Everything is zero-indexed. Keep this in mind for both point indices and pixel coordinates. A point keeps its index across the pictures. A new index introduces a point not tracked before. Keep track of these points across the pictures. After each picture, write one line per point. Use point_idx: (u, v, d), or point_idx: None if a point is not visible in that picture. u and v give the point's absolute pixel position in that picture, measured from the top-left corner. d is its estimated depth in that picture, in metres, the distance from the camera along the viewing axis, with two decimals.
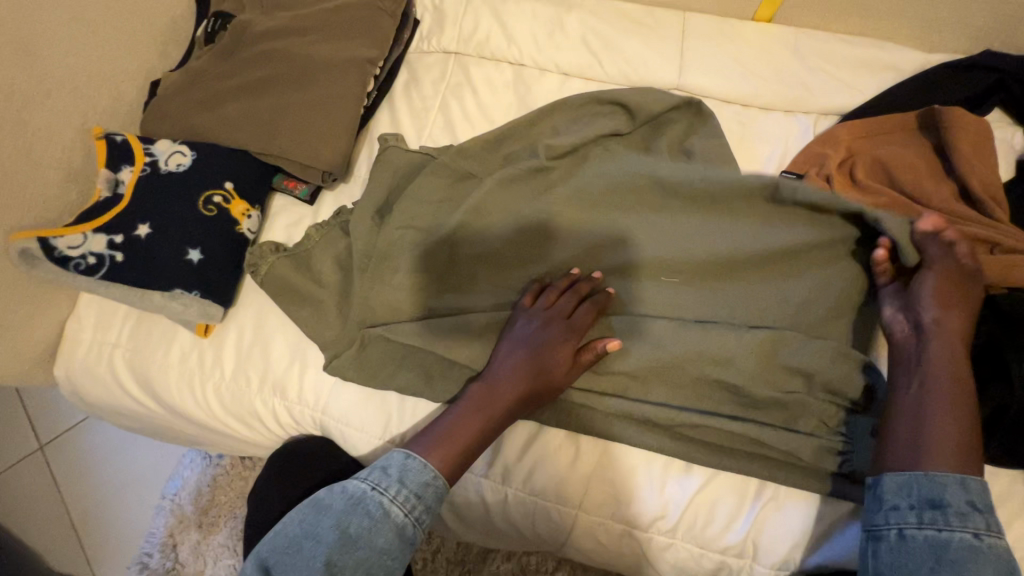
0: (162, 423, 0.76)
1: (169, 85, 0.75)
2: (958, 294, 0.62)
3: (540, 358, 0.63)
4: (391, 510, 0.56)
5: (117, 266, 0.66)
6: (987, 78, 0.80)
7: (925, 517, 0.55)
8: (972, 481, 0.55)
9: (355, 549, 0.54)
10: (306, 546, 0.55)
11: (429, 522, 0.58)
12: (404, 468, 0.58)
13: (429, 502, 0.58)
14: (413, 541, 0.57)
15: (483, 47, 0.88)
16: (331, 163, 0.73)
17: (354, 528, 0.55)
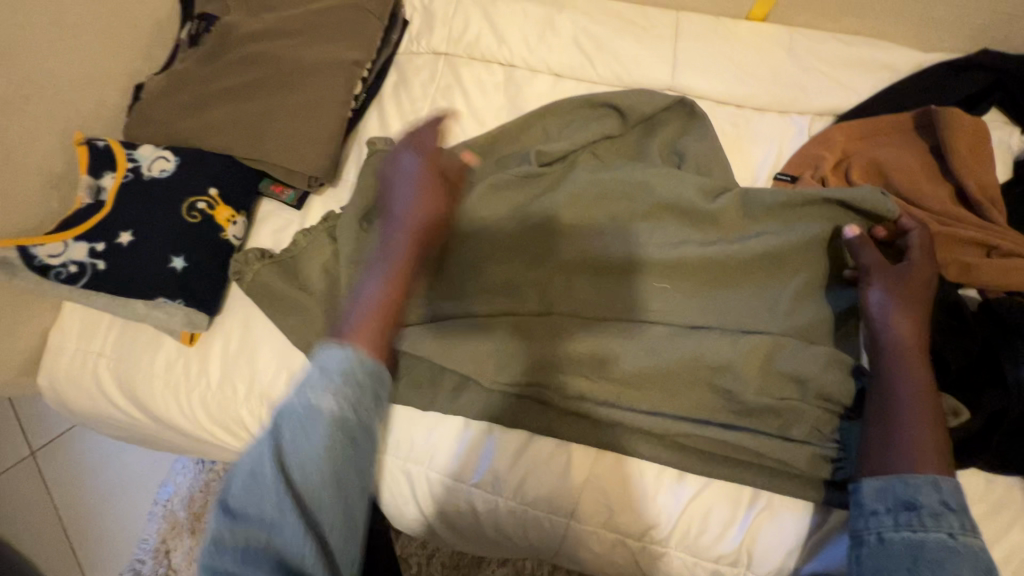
0: (148, 431, 0.75)
1: (152, 89, 0.74)
2: (908, 296, 0.62)
3: (418, 203, 0.62)
4: (321, 405, 0.40)
5: (98, 274, 0.65)
6: (985, 78, 0.79)
7: (902, 519, 0.53)
8: (945, 482, 0.54)
9: (295, 470, 0.39)
10: (232, 506, 0.38)
11: (381, 404, 0.44)
12: (323, 360, 0.44)
13: (365, 381, 0.43)
14: (366, 429, 0.42)
15: (473, 48, 0.86)
16: (317, 169, 0.71)
17: (284, 449, 0.40)
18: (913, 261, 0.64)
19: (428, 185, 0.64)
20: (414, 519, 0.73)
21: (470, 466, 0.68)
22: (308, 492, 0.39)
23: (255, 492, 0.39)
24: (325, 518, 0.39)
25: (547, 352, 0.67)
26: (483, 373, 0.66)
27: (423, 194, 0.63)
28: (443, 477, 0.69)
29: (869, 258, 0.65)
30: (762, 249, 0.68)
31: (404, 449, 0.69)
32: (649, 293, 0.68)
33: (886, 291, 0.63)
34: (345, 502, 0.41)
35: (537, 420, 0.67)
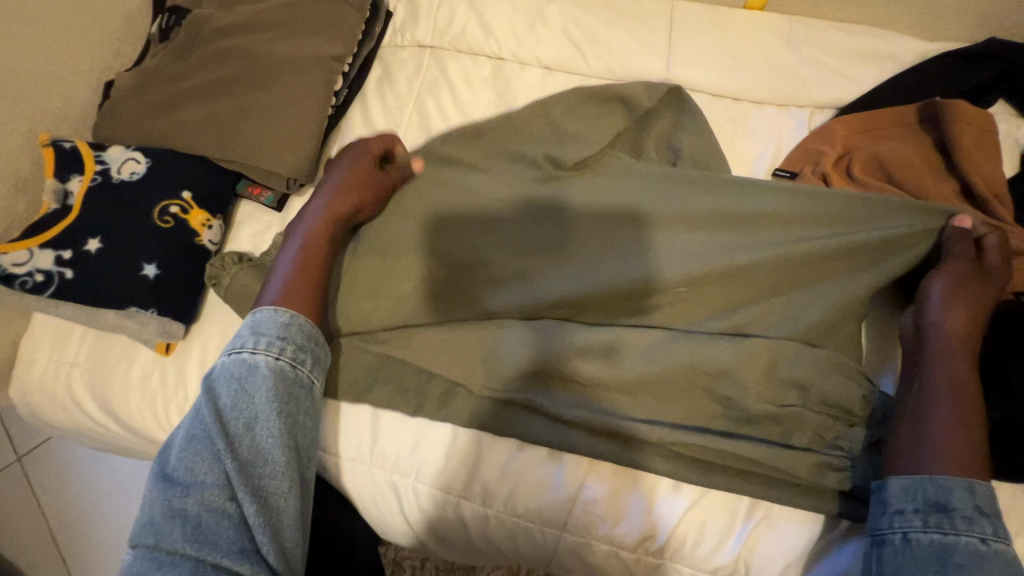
0: (127, 443, 0.72)
1: (123, 86, 0.71)
2: (965, 291, 0.61)
3: (345, 182, 0.69)
4: (257, 359, 0.54)
5: (66, 284, 0.62)
6: (992, 68, 0.76)
7: (931, 521, 0.52)
8: (978, 485, 0.53)
9: (242, 409, 0.52)
10: (194, 443, 0.50)
11: (313, 359, 0.58)
12: (258, 324, 0.57)
13: (298, 341, 0.57)
14: (303, 379, 0.56)
15: (459, 40, 0.83)
16: (295, 169, 0.68)
17: (228, 396, 0.52)
18: (991, 265, 0.63)
19: (362, 170, 0.70)
20: (402, 531, 0.71)
21: (456, 477, 0.66)
22: (257, 424, 0.52)
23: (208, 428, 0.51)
24: (275, 443, 0.52)
25: (537, 359, 0.64)
26: (474, 381, 0.65)
27: (353, 180, 0.69)
28: (432, 489, 0.66)
29: (959, 248, 0.62)
30: (761, 251, 0.64)
31: (390, 460, 0.67)
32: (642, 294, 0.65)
33: (950, 285, 0.61)
34: (291, 434, 0.53)
35: (528, 428, 0.65)
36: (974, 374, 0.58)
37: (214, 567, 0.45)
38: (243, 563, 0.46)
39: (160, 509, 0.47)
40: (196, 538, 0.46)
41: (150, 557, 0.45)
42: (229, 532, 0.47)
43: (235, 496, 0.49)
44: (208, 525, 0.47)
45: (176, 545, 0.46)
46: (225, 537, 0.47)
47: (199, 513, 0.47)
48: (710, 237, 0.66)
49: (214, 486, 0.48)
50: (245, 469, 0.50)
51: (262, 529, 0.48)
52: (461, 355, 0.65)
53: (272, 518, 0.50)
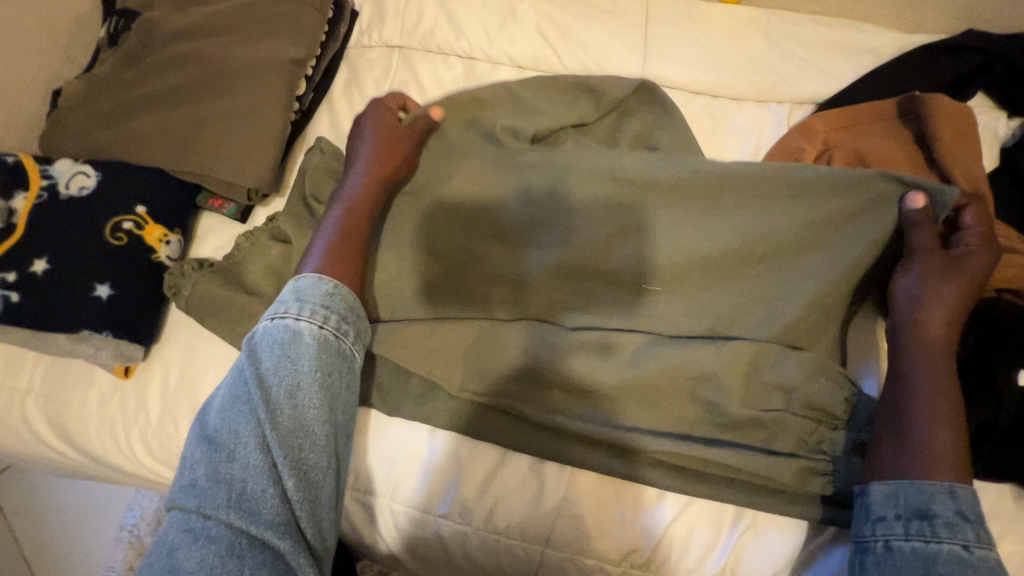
0: (91, 471, 0.69)
1: (72, 95, 0.67)
2: (950, 280, 0.58)
3: (377, 144, 0.66)
4: (302, 325, 0.51)
5: (12, 307, 0.59)
6: (974, 60, 0.75)
7: (912, 528, 0.51)
8: (962, 491, 0.51)
9: (284, 378, 0.48)
10: (235, 407, 0.47)
11: (356, 332, 0.54)
12: (299, 290, 0.53)
13: (341, 312, 0.53)
14: (347, 352, 0.52)
15: (429, 40, 0.80)
16: (256, 180, 0.65)
17: (271, 362, 0.49)
18: (960, 254, 0.59)
19: (389, 129, 0.67)
20: (383, 552, 0.69)
21: (435, 493, 0.63)
22: (299, 393, 0.48)
23: (251, 393, 0.48)
24: (317, 416, 0.48)
25: (516, 365, 0.62)
26: (452, 381, 0.62)
27: (386, 140, 0.66)
28: (408, 509, 0.64)
29: (922, 238, 0.60)
30: (737, 249, 0.62)
31: (364, 481, 0.65)
32: (634, 298, 0.63)
33: (921, 279, 0.59)
34: (332, 408, 0.50)
35: (512, 437, 0.63)
36: (955, 377, 0.56)
37: (251, 541, 0.43)
38: (283, 539, 0.44)
39: (204, 472, 0.45)
40: (239, 507, 0.44)
41: (186, 525, 0.43)
42: (270, 505, 0.44)
43: (276, 467, 0.46)
44: (249, 496, 0.44)
45: (215, 516, 0.43)
46: (268, 509, 0.44)
47: (243, 481, 0.45)
48: (695, 235, 0.63)
49: (256, 456, 0.45)
50: (286, 442, 0.46)
51: (302, 505, 0.46)
52: (438, 361, 0.63)
53: (312, 495, 0.47)
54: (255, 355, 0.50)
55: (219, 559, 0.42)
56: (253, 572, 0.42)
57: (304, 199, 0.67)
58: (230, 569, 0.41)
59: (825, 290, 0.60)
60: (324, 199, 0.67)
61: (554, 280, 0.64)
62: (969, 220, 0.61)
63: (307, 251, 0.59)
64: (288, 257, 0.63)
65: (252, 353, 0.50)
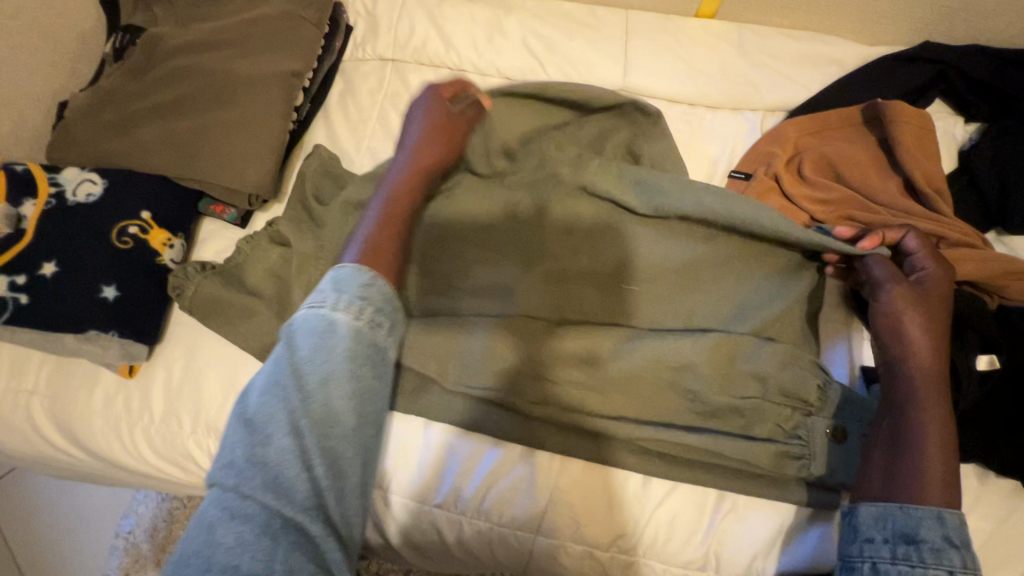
0: (94, 470, 0.71)
1: (77, 107, 0.70)
2: (921, 306, 0.61)
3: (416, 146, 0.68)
4: (337, 320, 0.50)
5: (21, 309, 0.61)
6: (930, 70, 0.80)
7: (899, 552, 0.54)
8: (949, 515, 0.54)
9: (318, 370, 0.48)
10: (270, 394, 0.48)
11: (389, 324, 0.54)
12: (337, 279, 0.53)
13: (377, 304, 0.53)
14: (380, 344, 0.52)
15: (421, 53, 0.84)
16: (257, 186, 0.68)
17: (307, 352, 0.49)
18: (925, 280, 0.63)
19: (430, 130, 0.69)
20: (381, 543, 0.71)
21: (429, 482, 0.66)
22: (333, 381, 0.49)
23: (286, 378, 0.48)
24: (347, 406, 0.49)
25: (510, 357, 0.65)
26: (445, 374, 0.65)
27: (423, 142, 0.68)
28: (406, 499, 0.67)
29: (884, 270, 0.64)
30: (707, 254, 0.67)
31: None
32: (622, 295, 0.67)
33: (893, 307, 0.62)
34: (362, 399, 0.50)
35: (508, 430, 0.66)
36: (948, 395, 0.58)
37: (285, 523, 0.44)
38: (314, 522, 0.45)
39: (242, 453, 0.46)
40: (273, 489, 0.45)
41: (224, 503, 0.45)
42: (302, 488, 0.45)
43: (308, 452, 0.47)
44: (284, 478, 0.45)
45: (248, 499, 0.44)
46: (300, 493, 0.45)
47: (278, 464, 0.45)
48: (668, 245, 0.68)
49: (288, 441, 0.46)
50: (318, 430, 0.47)
51: (331, 492, 0.47)
52: (433, 355, 0.65)
53: (340, 482, 0.48)
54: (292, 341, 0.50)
55: (255, 539, 0.43)
56: (286, 553, 0.43)
57: (304, 205, 0.70)
58: (264, 549, 0.43)
59: (784, 293, 0.66)
60: (323, 206, 0.70)
61: (541, 277, 0.68)
62: (914, 245, 0.65)
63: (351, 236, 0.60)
64: (287, 259, 0.66)
65: (288, 340, 0.51)
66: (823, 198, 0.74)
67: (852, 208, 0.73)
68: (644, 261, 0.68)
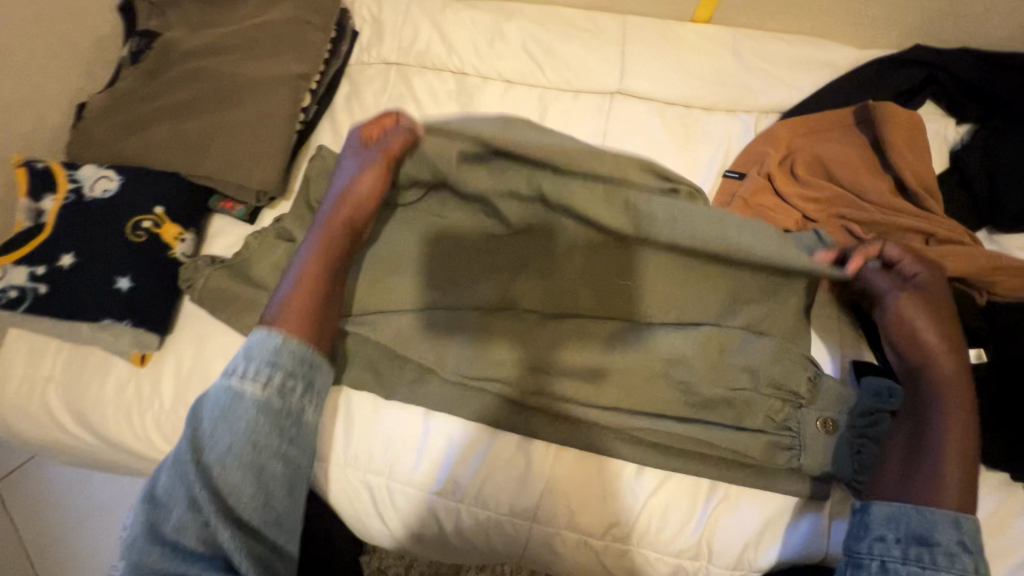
0: (106, 457, 0.73)
1: (94, 108, 0.74)
2: (928, 312, 0.64)
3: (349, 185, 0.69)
4: (244, 391, 0.55)
5: (40, 299, 0.64)
6: (920, 73, 0.82)
7: (910, 553, 0.56)
8: (966, 521, 0.56)
9: (220, 439, 0.54)
10: (176, 468, 0.53)
11: (302, 387, 0.58)
12: (253, 346, 0.57)
13: (286, 368, 0.57)
14: (288, 410, 0.56)
15: (424, 57, 0.87)
16: (265, 183, 0.71)
17: (211, 422, 0.54)
18: (927, 284, 0.65)
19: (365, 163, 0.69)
20: (381, 533, 0.73)
21: (428, 471, 0.68)
22: (231, 452, 0.53)
23: (188, 453, 0.53)
24: (249, 473, 0.54)
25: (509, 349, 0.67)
26: (444, 365, 0.67)
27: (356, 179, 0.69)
28: (406, 487, 0.69)
29: (883, 283, 0.67)
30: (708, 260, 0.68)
31: (364, 460, 0.69)
32: (627, 289, 0.69)
33: (898, 318, 0.65)
34: (263, 468, 0.54)
35: (509, 421, 0.67)
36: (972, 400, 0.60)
37: None
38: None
39: (150, 524, 0.52)
40: (173, 554, 0.51)
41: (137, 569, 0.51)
42: (203, 550, 0.52)
43: (209, 519, 0.52)
44: (184, 543, 0.51)
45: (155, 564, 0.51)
46: (200, 554, 0.51)
47: (177, 529, 0.52)
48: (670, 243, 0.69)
49: (188, 512, 0.52)
50: (233, 487, 0.53)
51: (234, 553, 0.52)
52: (432, 344, 0.67)
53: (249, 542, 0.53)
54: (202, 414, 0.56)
55: None
56: None
57: (309, 204, 0.73)
58: None
59: (776, 294, 0.68)
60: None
61: (539, 272, 0.70)
62: (896, 254, 0.67)
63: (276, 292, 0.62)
64: (293, 254, 0.69)
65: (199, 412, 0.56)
66: (814, 198, 0.76)
67: (843, 207, 0.75)
68: (643, 266, 0.69)
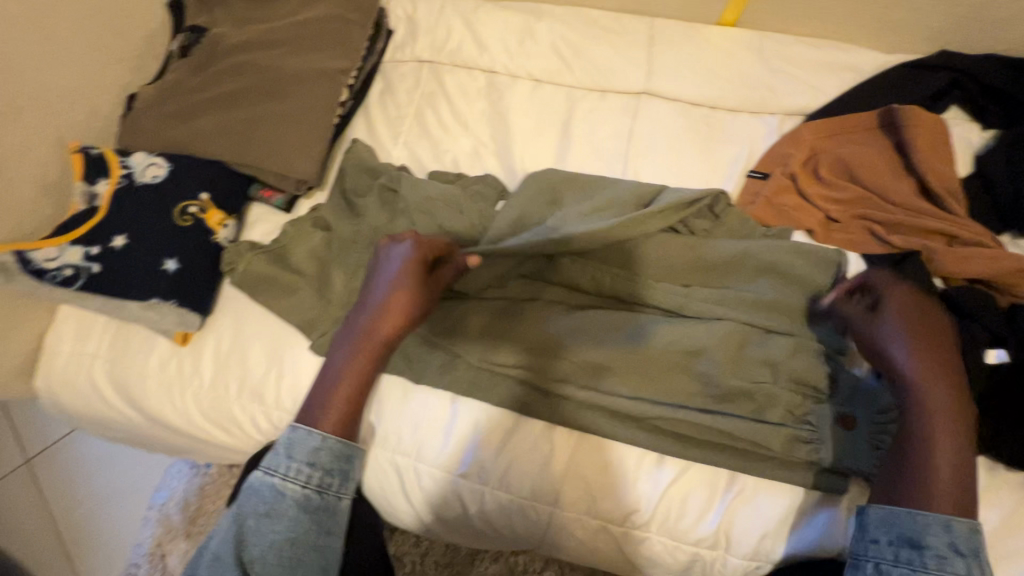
0: (144, 431, 0.77)
1: (145, 98, 0.77)
2: (905, 328, 0.60)
3: (389, 298, 0.61)
4: (285, 488, 0.56)
5: (93, 277, 0.68)
6: (945, 77, 0.83)
7: (902, 555, 0.54)
8: (958, 524, 0.53)
9: (261, 535, 0.54)
10: (214, 566, 0.53)
11: (341, 483, 0.58)
12: (291, 442, 0.58)
13: (326, 466, 0.58)
14: (328, 504, 0.57)
15: (455, 55, 0.90)
16: (304, 172, 0.74)
17: (254, 518, 0.55)
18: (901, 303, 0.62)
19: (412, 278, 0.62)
20: (407, 513, 0.75)
21: (456, 453, 0.70)
22: (272, 552, 0.54)
23: (230, 552, 0.53)
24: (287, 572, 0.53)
25: (534, 339, 0.69)
26: (472, 351, 0.70)
27: (397, 293, 0.61)
28: (432, 469, 0.71)
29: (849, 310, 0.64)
30: (727, 259, 0.72)
31: (393, 441, 0.72)
32: (644, 284, 0.71)
33: (881, 340, 0.61)
34: (302, 566, 0.54)
35: (532, 406, 0.69)
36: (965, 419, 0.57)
37: None
38: None
39: None
40: None
41: None
42: None
43: None
44: None
45: None
46: None
47: None
48: (680, 250, 0.72)
49: None
50: None
51: None
52: (462, 331, 0.71)
53: None
54: (243, 509, 0.56)
55: None
56: None
57: (344, 193, 0.76)
58: None
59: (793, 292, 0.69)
60: (360, 195, 0.76)
61: (568, 270, 0.72)
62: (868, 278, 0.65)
63: (312, 392, 0.61)
64: (329, 242, 0.72)
65: (239, 506, 0.56)
66: (836, 199, 0.77)
67: (865, 209, 0.77)
68: (663, 263, 0.72)
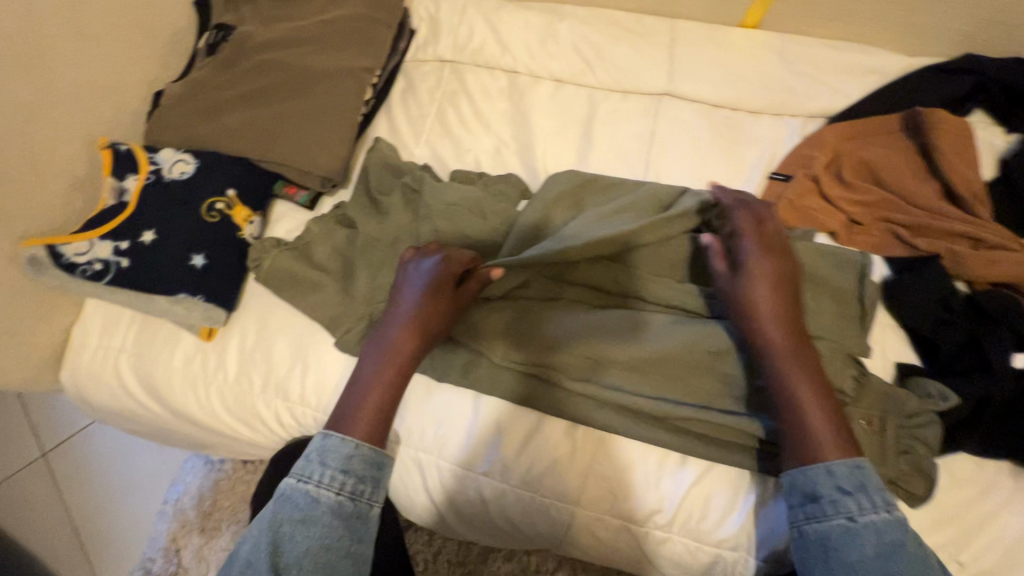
0: (166, 425, 0.77)
1: (173, 95, 0.78)
2: (764, 285, 0.63)
3: (416, 312, 0.63)
4: (319, 494, 0.55)
5: (122, 271, 0.69)
6: (967, 81, 0.82)
7: (803, 513, 0.57)
8: (835, 466, 0.56)
9: (296, 542, 0.52)
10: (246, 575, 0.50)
11: (373, 492, 0.58)
12: (324, 450, 0.58)
13: (359, 473, 0.58)
14: (361, 511, 0.56)
15: (477, 55, 0.90)
16: (328, 169, 0.75)
17: (288, 526, 0.53)
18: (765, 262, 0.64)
19: (439, 291, 0.64)
20: (427, 510, 0.76)
21: (478, 450, 0.70)
22: (308, 559, 0.52)
23: (263, 559, 0.51)
24: None
25: (557, 337, 0.69)
26: (495, 349, 0.70)
27: (423, 307, 0.63)
28: (453, 466, 0.71)
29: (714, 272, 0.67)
30: None
31: (415, 438, 0.72)
32: (669, 284, 0.71)
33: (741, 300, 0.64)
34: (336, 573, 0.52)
35: (550, 404, 0.69)
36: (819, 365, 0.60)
37: None
38: None
39: None
40: None
41: None
42: None
43: None
44: None
45: None
46: None
47: None
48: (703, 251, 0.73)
49: None
50: None
51: None
52: (486, 329, 0.71)
53: None
54: (275, 517, 0.54)
55: None
56: None
57: (368, 190, 0.77)
58: None
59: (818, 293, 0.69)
60: (384, 193, 0.76)
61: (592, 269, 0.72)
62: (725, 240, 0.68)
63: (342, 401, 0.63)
64: (352, 240, 0.73)
65: (271, 515, 0.54)
66: (860, 201, 0.77)
67: (890, 211, 0.76)
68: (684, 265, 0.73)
